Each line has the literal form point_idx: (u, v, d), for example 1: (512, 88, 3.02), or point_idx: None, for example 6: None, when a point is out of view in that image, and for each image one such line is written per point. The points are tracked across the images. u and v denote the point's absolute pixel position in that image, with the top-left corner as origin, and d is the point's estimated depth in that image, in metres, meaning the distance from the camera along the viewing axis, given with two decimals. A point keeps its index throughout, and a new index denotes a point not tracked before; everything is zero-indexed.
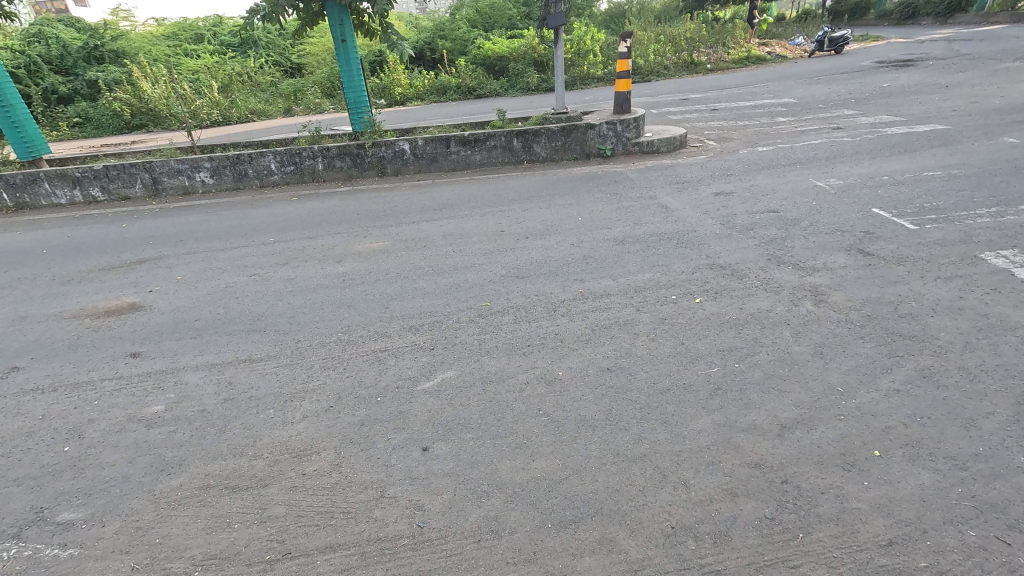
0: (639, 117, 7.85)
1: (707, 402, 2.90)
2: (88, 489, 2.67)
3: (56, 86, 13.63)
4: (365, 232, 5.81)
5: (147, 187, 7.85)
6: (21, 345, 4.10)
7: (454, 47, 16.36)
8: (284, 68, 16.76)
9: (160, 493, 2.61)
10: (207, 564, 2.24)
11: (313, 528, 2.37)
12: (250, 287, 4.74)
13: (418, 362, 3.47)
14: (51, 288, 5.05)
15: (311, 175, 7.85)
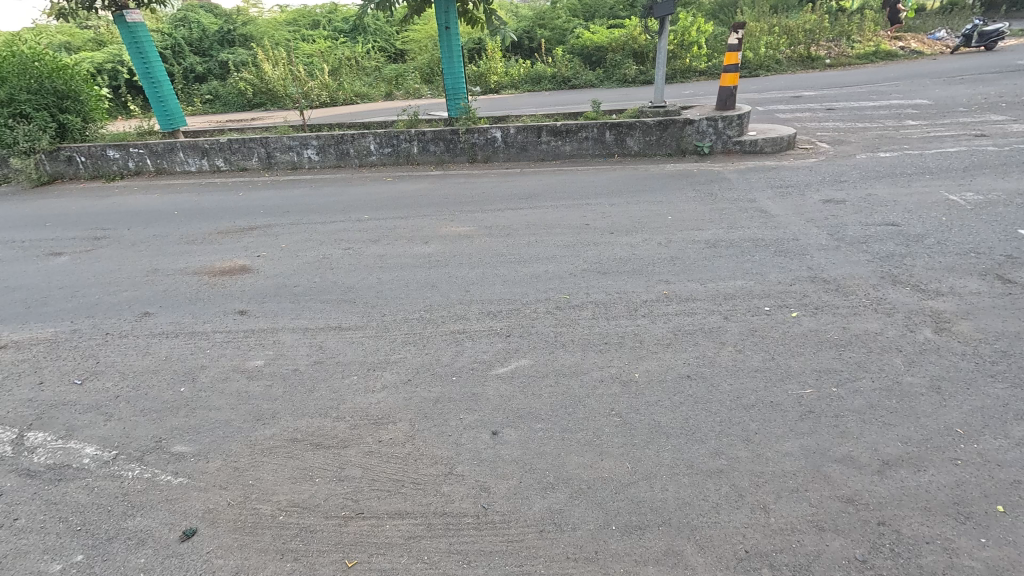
0: (744, 115, 7.38)
1: (797, 425, 2.69)
2: (196, 428, 2.99)
3: (194, 65, 15.25)
4: (452, 216, 5.97)
5: (262, 160, 8.58)
6: (152, 294, 4.66)
7: (552, 37, 16.27)
8: (389, 54, 17.54)
9: (255, 441, 2.86)
10: (290, 511, 2.43)
11: (385, 494, 2.49)
12: (344, 260, 5.05)
13: (493, 347, 3.53)
14: (179, 246, 5.69)
15: (406, 157, 8.18)
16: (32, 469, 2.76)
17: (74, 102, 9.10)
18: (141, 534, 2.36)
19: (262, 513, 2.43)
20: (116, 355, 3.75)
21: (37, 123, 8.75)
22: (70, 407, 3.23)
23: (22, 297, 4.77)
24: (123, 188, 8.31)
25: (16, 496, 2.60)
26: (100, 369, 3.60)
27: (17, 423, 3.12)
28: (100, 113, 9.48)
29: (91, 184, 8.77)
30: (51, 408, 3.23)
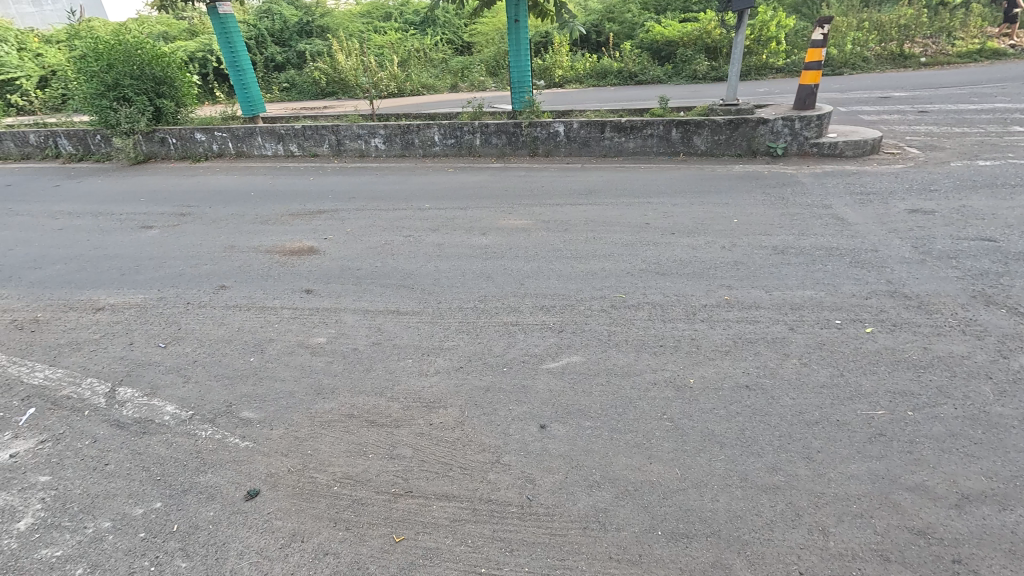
0: (824, 115, 6.98)
1: (865, 447, 2.53)
2: (263, 396, 3.18)
3: (274, 55, 16.14)
4: (510, 209, 6.01)
5: (332, 147, 8.95)
6: (228, 269, 4.99)
7: (621, 31, 15.95)
8: (456, 46, 17.81)
9: (315, 413, 3.02)
10: (344, 482, 2.55)
11: (433, 475, 2.56)
12: (405, 247, 5.20)
13: (545, 341, 3.53)
14: (254, 226, 6.06)
15: (468, 149, 8.30)
16: (120, 420, 3.04)
17: (169, 88, 9.84)
18: (211, 489, 2.54)
19: (318, 481, 2.56)
20: (195, 323, 4.05)
21: (137, 106, 9.54)
22: (155, 367, 3.53)
23: (118, 265, 5.24)
24: (207, 169, 8.92)
25: (106, 443, 2.87)
26: (181, 335, 3.90)
27: (109, 378, 3.44)
28: (190, 98, 10.20)
29: (180, 164, 9.47)
30: (138, 367, 3.54)
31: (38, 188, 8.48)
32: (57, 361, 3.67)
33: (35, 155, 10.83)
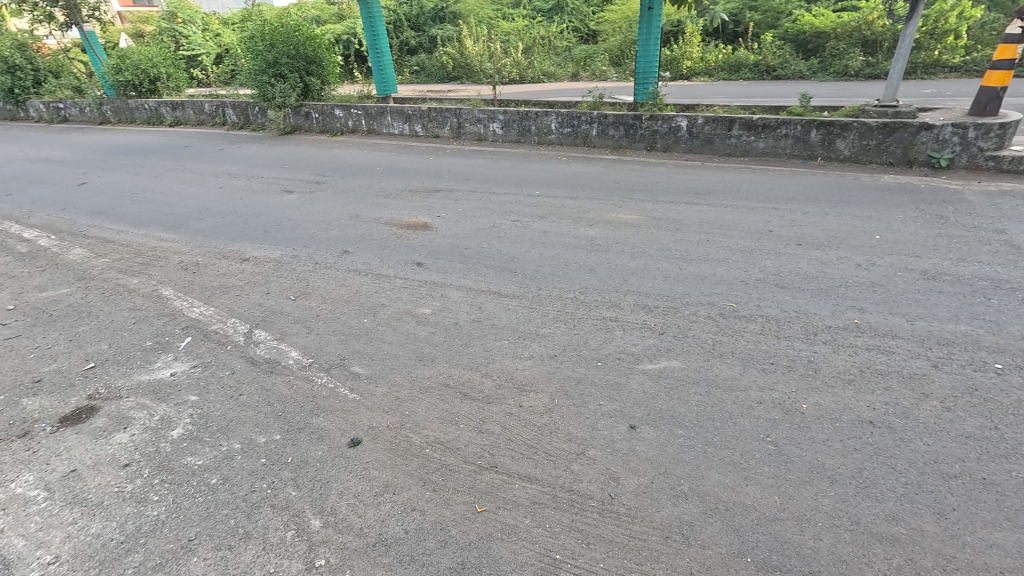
0: (1009, 124, 5.91)
1: (1017, 516, 2.15)
2: (371, 355, 3.45)
3: (408, 40, 17.30)
4: (621, 202, 5.86)
5: (453, 129, 9.33)
6: (352, 236, 5.44)
7: (763, 20, 14.75)
8: (581, 34, 17.67)
9: (415, 378, 3.21)
10: (435, 446, 2.69)
11: (518, 455, 2.62)
12: (512, 231, 5.30)
13: (644, 342, 3.42)
14: (377, 198, 6.53)
15: (584, 139, 8.21)
16: (255, 358, 3.47)
17: (317, 67, 10.88)
18: (321, 431, 2.82)
19: (412, 441, 2.74)
20: (320, 282, 4.48)
21: (290, 83, 10.67)
22: (284, 317, 3.96)
23: (263, 223, 5.94)
24: (342, 143, 9.75)
25: (242, 376, 3.30)
26: (308, 291, 4.34)
27: (248, 320, 3.92)
28: (334, 77, 11.20)
29: (319, 137, 10.45)
30: (271, 314, 4.00)
31: (208, 150, 9.84)
32: (210, 301, 4.26)
33: (208, 122, 12.55)
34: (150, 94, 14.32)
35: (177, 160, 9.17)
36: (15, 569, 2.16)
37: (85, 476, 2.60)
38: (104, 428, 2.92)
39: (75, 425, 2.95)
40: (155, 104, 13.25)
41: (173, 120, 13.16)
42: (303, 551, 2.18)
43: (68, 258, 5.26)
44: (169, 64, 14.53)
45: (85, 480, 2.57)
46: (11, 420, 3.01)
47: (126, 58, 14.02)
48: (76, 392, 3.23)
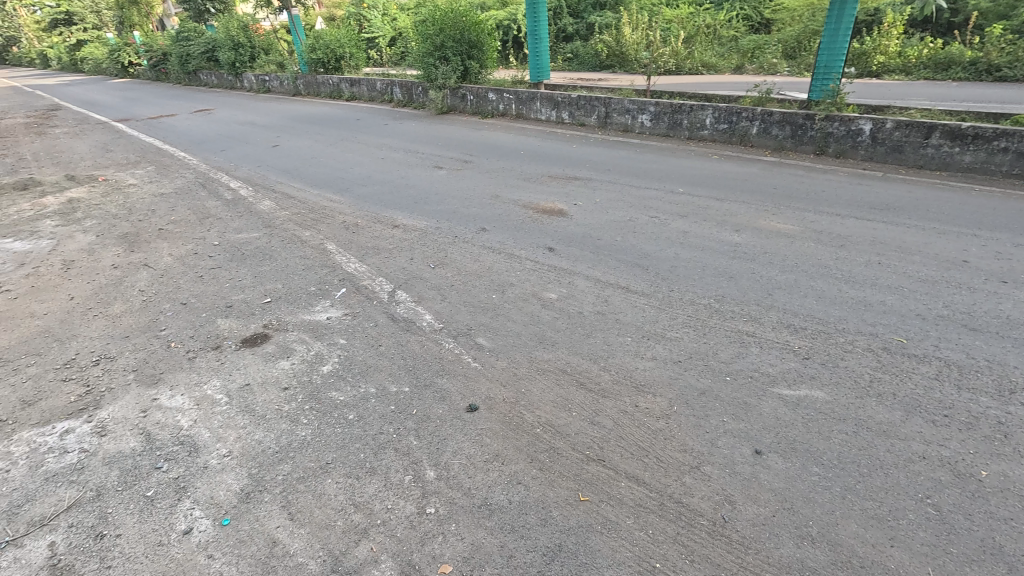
0: None
1: None
2: (496, 329, 3.60)
3: (566, 26, 17.36)
4: (775, 209, 5.34)
5: (600, 118, 9.21)
6: (490, 215, 5.68)
7: (992, 9, 12.26)
8: (752, 23, 16.26)
9: (535, 358, 3.28)
10: (546, 427, 2.74)
11: (627, 454, 2.56)
12: (648, 227, 5.12)
13: (784, 364, 3.11)
14: (517, 181, 6.72)
15: (741, 137, 7.60)
16: (395, 315, 3.82)
17: (478, 51, 11.41)
18: (443, 391, 3.02)
19: (525, 418, 2.81)
20: (458, 254, 4.76)
21: (452, 66, 11.34)
22: (423, 282, 4.29)
23: (413, 194, 6.46)
24: (490, 126, 10.17)
25: (382, 329, 3.65)
26: (446, 261, 4.64)
27: (393, 281, 4.32)
28: (492, 62, 11.66)
29: (471, 118, 11.01)
30: (412, 278, 4.35)
31: (375, 124, 10.90)
32: (363, 259, 4.76)
33: (378, 99, 13.91)
34: (335, 71, 16.24)
35: (350, 131, 10.30)
36: (200, 453, 2.65)
37: (256, 391, 3.09)
38: (272, 354, 3.44)
39: (253, 347, 3.52)
40: (338, 80, 14.99)
41: (350, 95, 14.80)
42: (417, 496, 2.37)
43: (260, 208, 6.23)
44: (352, 45, 16.30)
45: (255, 394, 3.06)
46: (209, 334, 3.69)
47: (320, 39, 16.02)
48: (255, 319, 3.85)
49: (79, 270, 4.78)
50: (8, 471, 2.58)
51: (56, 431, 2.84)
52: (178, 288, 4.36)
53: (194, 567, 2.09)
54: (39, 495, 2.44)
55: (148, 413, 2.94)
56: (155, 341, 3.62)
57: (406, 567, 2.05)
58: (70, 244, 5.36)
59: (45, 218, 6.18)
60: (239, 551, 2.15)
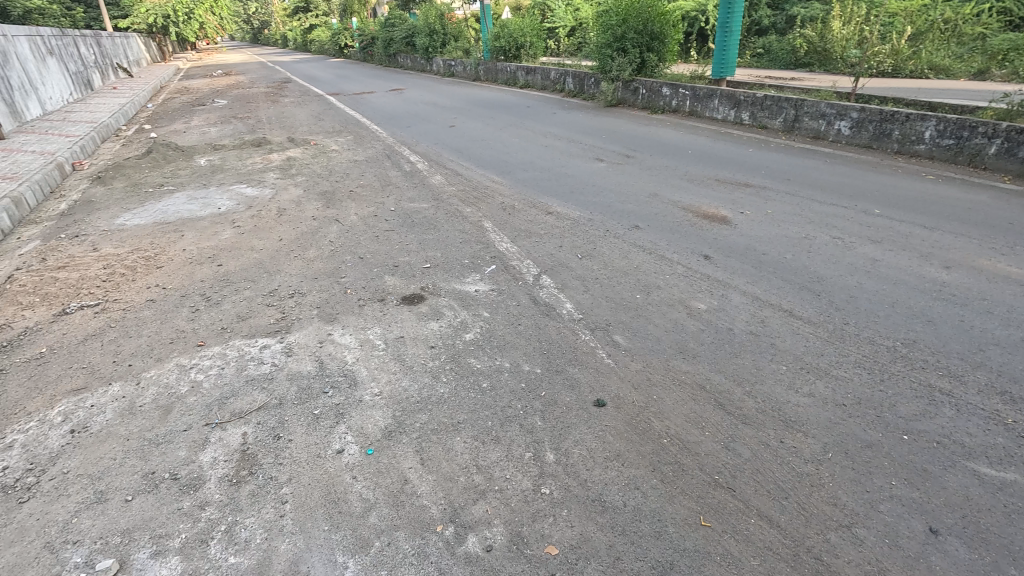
0: None
1: None
2: (635, 330, 3.50)
3: (762, 18, 15.92)
4: (1007, 249, 4.33)
5: (786, 122, 8.32)
6: (646, 213, 5.50)
7: None
8: (1012, 18, 13.24)
9: (672, 366, 3.13)
10: (674, 440, 2.61)
11: (763, 490, 2.33)
12: (828, 248, 4.52)
13: (986, 436, 2.55)
14: (680, 181, 6.40)
15: (971, 157, 6.28)
16: (537, 298, 3.93)
17: (659, 44, 11.07)
18: (573, 380, 3.04)
19: (652, 426, 2.71)
20: (606, 248, 4.72)
21: (629, 58, 11.13)
22: (568, 271, 4.34)
23: (570, 184, 6.52)
24: (659, 122, 9.78)
25: (524, 309, 3.78)
26: (593, 254, 4.62)
27: (539, 265, 4.44)
28: (671, 55, 11.28)
29: (640, 113, 10.71)
30: (558, 265, 4.43)
31: (543, 112, 11.19)
32: (515, 240, 4.97)
33: (549, 88, 14.24)
34: (513, 59, 17.00)
35: (519, 116, 10.74)
36: (358, 388, 3.04)
37: (408, 344, 3.44)
38: (425, 314, 3.78)
39: (411, 305, 3.91)
40: (515, 68, 15.66)
41: (524, 83, 15.39)
42: (534, 474, 2.44)
43: (432, 181, 6.83)
44: (534, 34, 16.85)
45: (407, 347, 3.41)
46: (377, 287, 4.18)
47: (505, 28, 16.85)
48: (415, 281, 4.26)
49: (288, 217, 5.75)
50: (223, 368, 3.23)
51: (258, 344, 3.48)
52: (358, 243, 5.01)
53: (341, 482, 2.42)
54: (241, 392, 3.03)
55: (323, 345, 3.45)
56: (336, 286, 4.22)
57: (515, 536, 2.14)
58: (285, 195, 6.46)
59: (270, 171, 7.51)
60: (377, 479, 2.43)
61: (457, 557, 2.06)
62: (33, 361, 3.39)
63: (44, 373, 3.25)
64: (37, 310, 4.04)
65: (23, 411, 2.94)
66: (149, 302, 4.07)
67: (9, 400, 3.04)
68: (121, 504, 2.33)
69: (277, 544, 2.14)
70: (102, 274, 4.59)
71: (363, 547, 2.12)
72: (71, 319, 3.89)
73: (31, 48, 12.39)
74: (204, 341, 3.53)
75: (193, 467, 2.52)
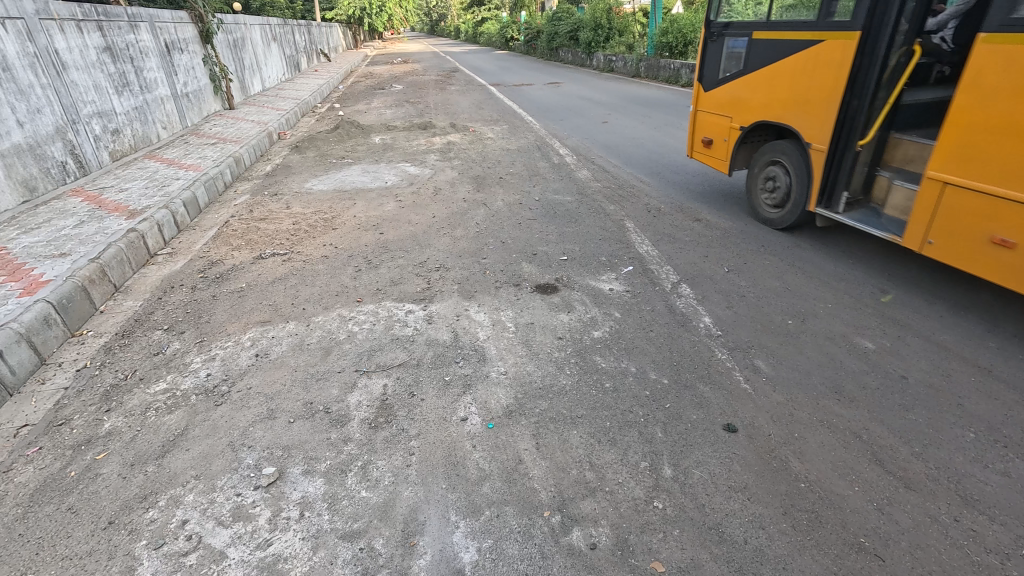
0: None
1: None
2: (782, 358, 3.18)
3: None
4: None
5: None
6: (810, 232, 4.94)
7: None
8: None
9: (821, 406, 2.80)
10: (813, 486, 2.34)
11: (922, 570, 1.98)
12: None
13: None
14: None
15: None
16: (673, 307, 3.76)
17: None
18: (703, 399, 2.86)
19: (789, 466, 2.45)
20: (758, 265, 4.34)
21: None
22: (712, 283, 4.07)
23: (725, 192, 6.10)
24: None
25: (658, 316, 3.65)
26: (743, 269, 4.28)
27: (680, 273, 4.23)
28: None
29: None
30: (701, 276, 4.18)
31: None
32: (656, 244, 4.79)
33: None
34: (679, 56, 16.26)
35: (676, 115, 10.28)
36: (486, 364, 3.20)
37: (536, 331, 3.53)
38: (557, 305, 3.84)
39: (543, 294, 3.99)
40: (679, 66, 14.98)
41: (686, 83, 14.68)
42: (649, 485, 2.36)
43: (578, 175, 6.85)
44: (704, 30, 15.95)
45: (535, 334, 3.50)
46: (514, 272, 4.34)
47: (674, 23, 16.19)
48: (550, 271, 4.33)
49: (442, 197, 6.20)
50: (374, 325, 3.62)
51: (405, 308, 3.83)
52: (501, 228, 5.23)
53: (461, 448, 2.58)
54: (386, 348, 3.37)
55: (459, 319, 3.68)
56: (477, 265, 4.47)
57: (621, 542, 2.11)
58: (441, 176, 6.96)
59: (431, 153, 8.14)
60: (494, 453, 2.55)
61: (560, 547, 2.09)
62: (236, 292, 4.11)
63: (242, 304, 3.94)
64: (243, 252, 4.89)
65: (224, 331, 3.60)
66: (323, 257, 4.70)
67: (217, 321, 3.73)
68: (285, 423, 2.75)
69: (400, 489, 2.36)
70: (291, 229, 5.40)
71: (474, 513, 2.24)
72: (265, 262, 4.65)
73: (261, 35, 14.86)
74: (361, 298, 3.98)
75: (341, 405, 2.87)
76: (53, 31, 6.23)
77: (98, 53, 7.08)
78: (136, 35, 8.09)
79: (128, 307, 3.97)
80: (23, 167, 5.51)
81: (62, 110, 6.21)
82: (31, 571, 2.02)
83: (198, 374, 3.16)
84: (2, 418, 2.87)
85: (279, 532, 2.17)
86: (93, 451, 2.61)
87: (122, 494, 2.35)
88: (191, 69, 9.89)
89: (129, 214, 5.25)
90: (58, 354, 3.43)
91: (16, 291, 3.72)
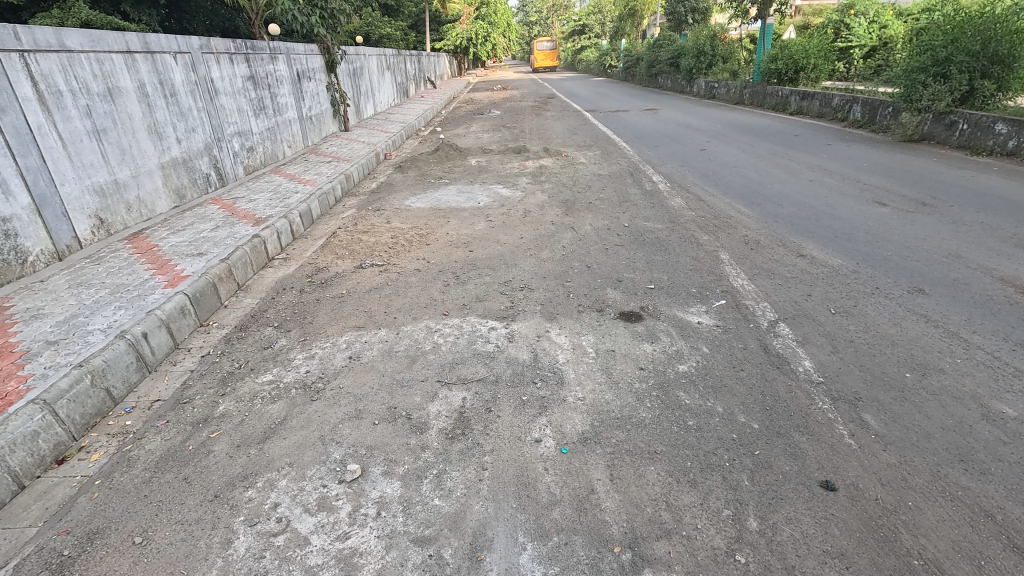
0: None
1: None
2: (896, 415, 2.85)
3: None
4: None
5: None
6: (938, 275, 4.41)
7: None
8: None
9: (943, 474, 2.45)
10: (929, 565, 2.05)
11: None
12: None
13: None
14: (1000, 244, 4.95)
15: None
16: (769, 347, 3.51)
17: (1000, 69, 8.92)
18: (799, 450, 2.63)
19: (899, 538, 2.17)
20: (871, 308, 3.94)
21: (950, 84, 9.13)
22: (814, 324, 3.77)
23: (833, 227, 5.63)
24: (983, 166, 7.66)
25: (751, 355, 3.43)
26: (853, 311, 3.91)
27: (779, 311, 3.95)
28: (1020, 84, 8.92)
29: (953, 153, 8.61)
30: (802, 315, 3.88)
31: (815, 143, 9.89)
32: (753, 278, 4.53)
33: (829, 116, 12.60)
34: (788, 83, 15.56)
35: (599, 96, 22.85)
36: (564, 388, 3.18)
37: (617, 359, 3.46)
38: (641, 334, 3.74)
39: (627, 322, 3.92)
40: (788, 92, 14.31)
41: (795, 110, 13.95)
42: (731, 534, 2.20)
43: (671, 204, 6.66)
44: (820, 56, 15.05)
45: (616, 362, 3.43)
46: (597, 297, 4.30)
47: (785, 49, 15.48)
48: (636, 299, 4.24)
49: (531, 219, 6.32)
50: (458, 338, 3.75)
51: (488, 325, 3.93)
52: (587, 252, 5.22)
53: (533, 469, 2.57)
54: (467, 362, 3.47)
55: (540, 339, 3.71)
56: (561, 287, 4.49)
57: None
58: (532, 199, 7.10)
59: (524, 177, 8.35)
60: (566, 479, 2.51)
61: None
62: (336, 297, 4.46)
63: (341, 308, 4.26)
64: (346, 261, 5.30)
65: (324, 333, 3.90)
66: (416, 271, 4.96)
67: (319, 322, 4.07)
68: (370, 424, 2.91)
69: (471, 502, 2.39)
70: (390, 242, 5.79)
71: (542, 537, 2.22)
72: (364, 271, 5.02)
73: (377, 64, 16.16)
74: (448, 311, 4.15)
75: (422, 413, 2.99)
76: (211, 62, 7.23)
77: (243, 81, 8.11)
78: (275, 65, 9.18)
79: (247, 304, 4.45)
80: (177, 177, 6.42)
81: (211, 129, 7.16)
82: (150, 529, 2.30)
83: (298, 369, 3.45)
84: (140, 391, 3.32)
85: (358, 527, 2.28)
86: (208, 430, 2.93)
87: (227, 471, 2.61)
88: (316, 95, 11.02)
89: (255, 221, 5.91)
90: (188, 340, 3.91)
91: (161, 283, 4.30)
